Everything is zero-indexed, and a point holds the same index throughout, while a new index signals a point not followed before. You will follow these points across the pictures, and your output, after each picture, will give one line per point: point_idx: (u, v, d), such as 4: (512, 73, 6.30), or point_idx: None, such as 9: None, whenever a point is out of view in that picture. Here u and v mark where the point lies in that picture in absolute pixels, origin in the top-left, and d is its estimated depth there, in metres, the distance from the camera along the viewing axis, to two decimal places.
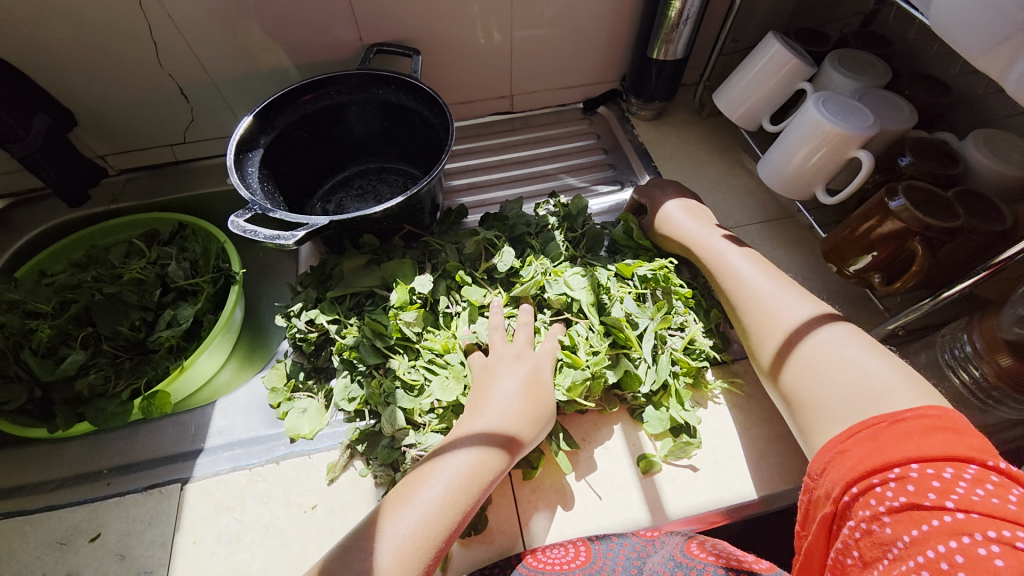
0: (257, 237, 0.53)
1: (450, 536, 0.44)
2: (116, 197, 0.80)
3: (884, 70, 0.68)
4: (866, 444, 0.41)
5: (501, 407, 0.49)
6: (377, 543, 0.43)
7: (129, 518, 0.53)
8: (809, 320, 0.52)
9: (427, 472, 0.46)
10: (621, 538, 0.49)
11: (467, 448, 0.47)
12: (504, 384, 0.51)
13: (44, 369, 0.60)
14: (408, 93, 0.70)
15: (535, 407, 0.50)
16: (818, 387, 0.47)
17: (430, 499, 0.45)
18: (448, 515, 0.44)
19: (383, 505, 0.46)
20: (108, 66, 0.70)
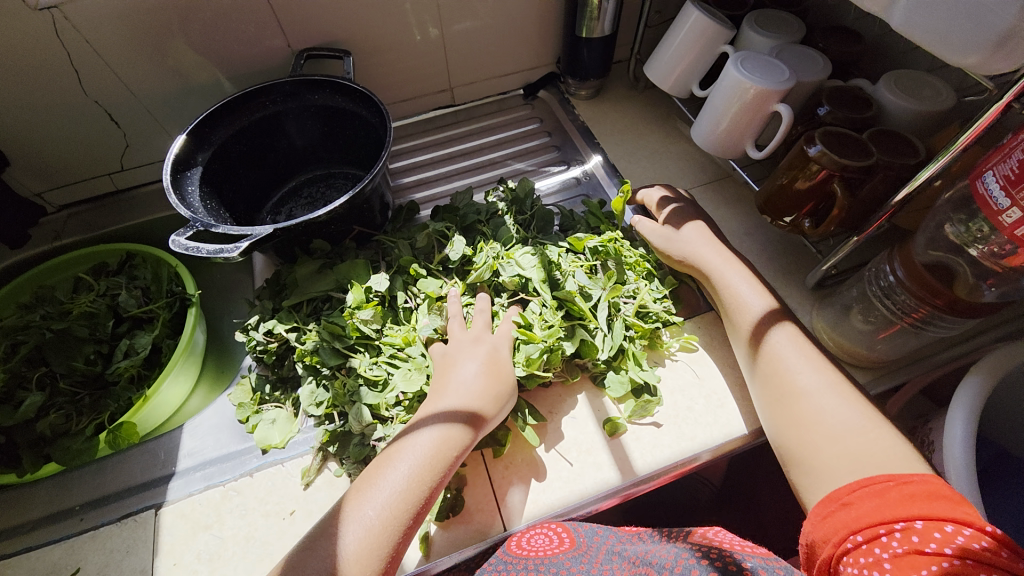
0: (200, 253, 0.53)
1: (417, 518, 0.46)
2: (59, 234, 0.79)
3: (797, 25, 0.71)
4: (871, 497, 0.43)
5: (463, 386, 0.51)
6: (344, 529, 0.45)
7: (106, 550, 0.53)
8: (775, 333, 0.55)
9: (389, 458, 0.48)
10: (606, 530, 0.56)
11: (430, 431, 0.49)
12: (464, 368, 0.53)
13: (3, 414, 0.58)
14: (343, 96, 0.70)
15: (496, 384, 0.52)
16: (812, 434, 0.49)
17: (395, 482, 0.46)
18: (412, 495, 0.46)
19: (350, 492, 0.47)
20: (32, 100, 0.68)
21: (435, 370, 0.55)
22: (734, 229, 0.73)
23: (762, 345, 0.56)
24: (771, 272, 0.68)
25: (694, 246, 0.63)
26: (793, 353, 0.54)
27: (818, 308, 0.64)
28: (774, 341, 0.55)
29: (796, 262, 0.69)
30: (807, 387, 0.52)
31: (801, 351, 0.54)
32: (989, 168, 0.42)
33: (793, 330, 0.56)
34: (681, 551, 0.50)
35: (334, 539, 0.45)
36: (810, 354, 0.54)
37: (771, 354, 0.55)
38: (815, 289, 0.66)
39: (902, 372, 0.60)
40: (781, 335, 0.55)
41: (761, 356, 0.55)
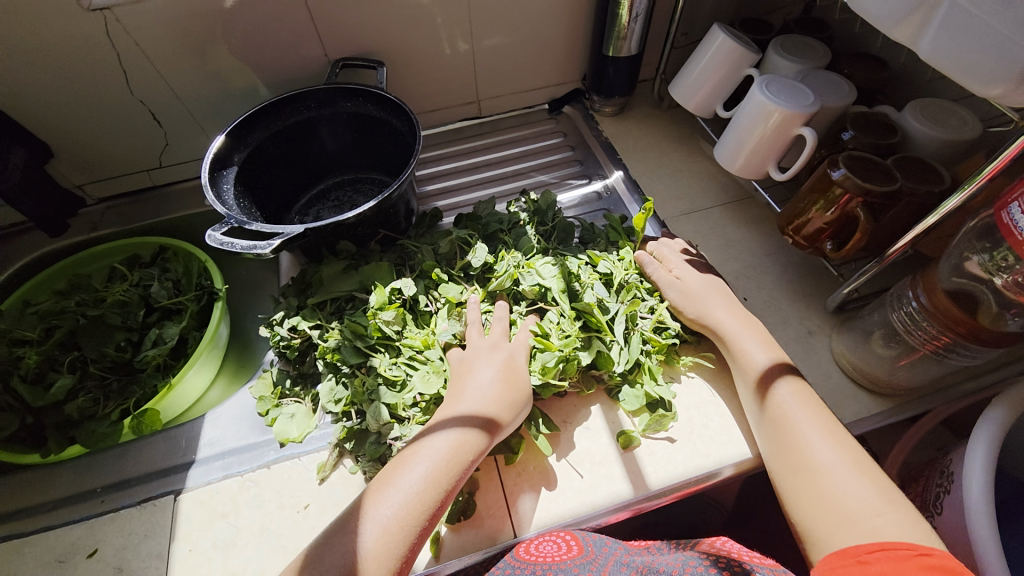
0: (234, 248, 0.55)
1: (432, 521, 0.46)
2: (96, 225, 0.82)
3: (823, 51, 0.72)
4: (889, 560, 0.42)
5: (480, 392, 0.52)
6: (361, 530, 0.45)
7: (125, 532, 0.54)
8: (779, 386, 0.54)
9: (405, 461, 0.49)
10: (614, 541, 0.55)
11: (446, 435, 0.49)
12: (480, 373, 0.54)
13: (35, 395, 0.61)
14: (375, 104, 0.73)
15: (512, 391, 0.53)
16: (821, 495, 0.48)
17: (411, 483, 0.47)
18: (427, 497, 0.47)
19: (366, 492, 0.48)
20: (82, 97, 0.72)
21: (452, 375, 0.56)
22: (753, 248, 0.73)
23: (777, 411, 0.53)
24: (790, 293, 0.68)
25: (707, 304, 0.61)
26: (798, 408, 0.52)
27: (836, 331, 0.64)
28: (789, 409, 0.53)
29: (815, 285, 0.69)
30: (824, 463, 0.49)
31: (814, 417, 0.52)
32: (1014, 199, 0.42)
33: (806, 395, 0.54)
34: (689, 559, 0.48)
35: (350, 537, 0.45)
36: (816, 411, 0.53)
37: (788, 426, 0.52)
38: (834, 312, 0.66)
39: (922, 400, 0.59)
40: (786, 389, 0.54)
41: (774, 424, 0.53)
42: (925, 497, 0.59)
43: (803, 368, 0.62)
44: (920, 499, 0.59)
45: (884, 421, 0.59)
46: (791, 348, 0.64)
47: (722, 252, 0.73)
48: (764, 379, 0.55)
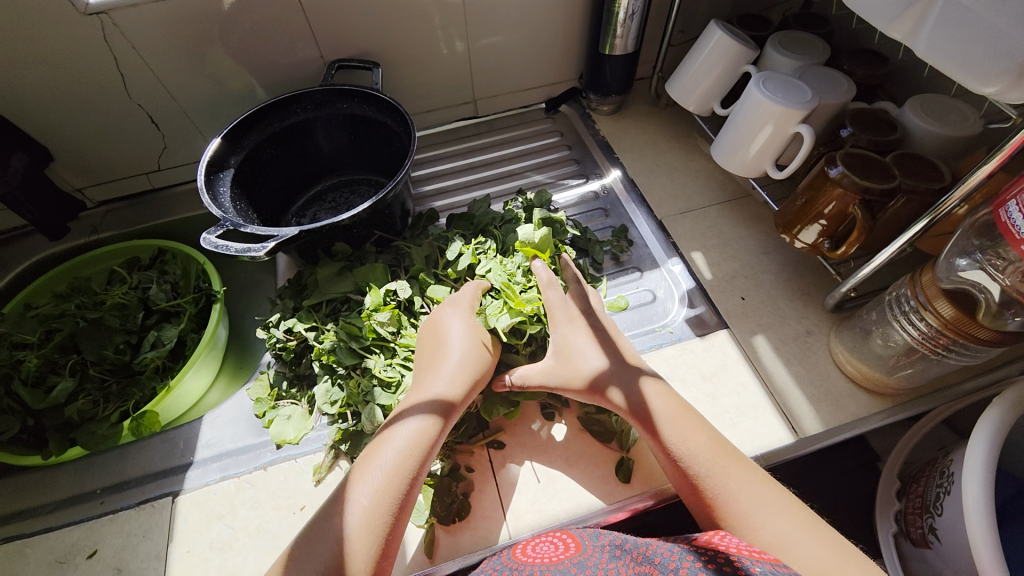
0: (229, 251, 0.55)
1: (406, 501, 0.47)
2: (97, 227, 0.83)
3: (821, 46, 0.71)
4: None
5: (451, 361, 0.53)
6: (324, 543, 0.44)
7: (124, 533, 0.55)
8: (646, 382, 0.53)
9: (378, 448, 0.49)
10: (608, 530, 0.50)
11: (416, 411, 0.50)
12: (450, 348, 0.54)
13: (35, 398, 0.61)
14: (371, 105, 0.73)
15: (479, 360, 0.55)
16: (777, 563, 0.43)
17: (385, 469, 0.47)
18: (399, 477, 0.47)
19: (341, 487, 0.47)
20: (80, 101, 0.72)
21: (419, 350, 0.57)
22: (751, 247, 0.72)
23: (707, 497, 0.47)
24: (789, 292, 0.68)
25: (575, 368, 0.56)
26: (677, 436, 0.50)
27: (835, 330, 0.63)
28: (701, 470, 0.48)
29: (814, 283, 0.68)
30: (774, 537, 0.44)
31: (749, 488, 0.47)
32: (1012, 197, 0.42)
33: (728, 460, 0.49)
34: (686, 553, 0.43)
35: (326, 533, 0.45)
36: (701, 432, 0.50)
37: (725, 507, 0.46)
38: (833, 311, 0.65)
39: (920, 399, 0.59)
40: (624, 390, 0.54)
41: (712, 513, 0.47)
42: (925, 498, 0.58)
43: (802, 368, 0.62)
44: (920, 499, 0.59)
45: (883, 421, 0.59)
46: (789, 348, 0.63)
47: (719, 251, 0.72)
48: (596, 387, 0.55)
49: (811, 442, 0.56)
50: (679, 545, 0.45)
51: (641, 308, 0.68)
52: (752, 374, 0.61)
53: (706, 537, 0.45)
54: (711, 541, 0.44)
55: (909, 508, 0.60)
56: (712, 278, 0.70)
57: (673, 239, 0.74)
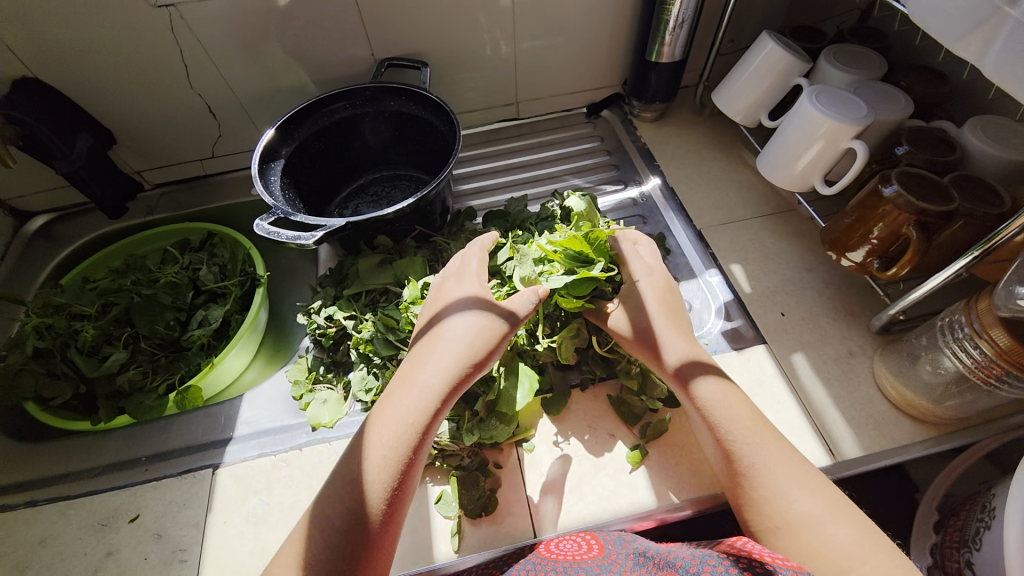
0: (280, 238, 0.57)
1: (418, 451, 0.47)
2: (152, 209, 0.87)
3: (878, 61, 0.69)
4: None
5: (472, 314, 0.52)
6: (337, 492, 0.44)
7: (166, 500, 0.57)
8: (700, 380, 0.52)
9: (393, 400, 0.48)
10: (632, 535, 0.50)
11: (434, 366, 0.49)
12: (469, 304, 0.53)
13: (90, 366, 0.64)
14: (418, 103, 0.74)
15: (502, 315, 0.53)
16: (805, 539, 0.43)
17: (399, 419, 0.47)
18: (412, 426, 0.47)
19: (357, 439, 0.47)
20: (145, 88, 0.76)
21: (430, 309, 0.56)
22: (794, 264, 0.71)
23: (739, 465, 0.48)
24: (831, 311, 0.66)
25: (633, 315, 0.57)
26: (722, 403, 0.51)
27: (879, 353, 0.61)
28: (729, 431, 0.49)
29: (858, 303, 0.66)
30: (805, 514, 0.44)
31: (782, 461, 0.47)
32: None
33: (759, 433, 0.49)
34: (708, 556, 0.42)
35: (342, 481, 0.45)
36: (732, 400, 0.51)
37: (755, 478, 0.47)
38: (879, 334, 0.63)
39: (966, 430, 0.57)
40: (707, 385, 0.52)
41: (744, 485, 0.48)
42: (965, 532, 0.56)
43: (842, 390, 0.60)
44: (959, 533, 0.57)
45: (926, 449, 0.57)
46: (829, 368, 0.62)
47: (760, 264, 0.71)
48: (682, 375, 0.53)
49: (850, 466, 0.55)
50: (701, 549, 0.44)
51: None
52: (790, 392, 0.60)
53: (730, 542, 0.44)
54: (735, 546, 0.43)
55: (947, 542, 0.58)
56: (751, 291, 0.69)
57: (712, 250, 0.73)
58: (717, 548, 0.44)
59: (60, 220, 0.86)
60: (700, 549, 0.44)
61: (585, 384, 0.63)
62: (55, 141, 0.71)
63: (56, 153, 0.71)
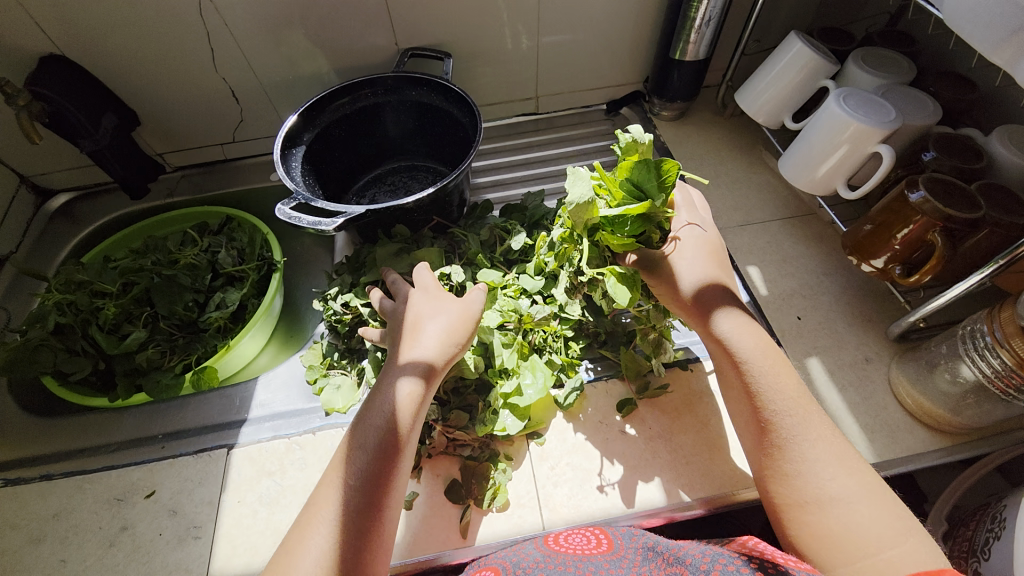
0: (301, 223, 0.58)
1: (396, 473, 0.45)
2: (172, 191, 0.88)
3: (907, 65, 0.68)
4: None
5: (437, 330, 0.50)
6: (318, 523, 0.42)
7: (181, 478, 0.58)
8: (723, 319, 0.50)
9: (364, 426, 0.47)
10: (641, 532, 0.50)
11: (399, 382, 0.48)
12: (433, 320, 0.51)
13: (111, 344, 0.66)
14: (439, 94, 0.74)
15: (467, 328, 0.51)
16: (836, 516, 0.42)
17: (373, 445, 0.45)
18: (385, 448, 0.45)
19: (337, 457, 0.46)
20: (170, 70, 0.77)
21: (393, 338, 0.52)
22: (812, 268, 0.70)
23: (778, 440, 0.46)
24: (848, 316, 0.66)
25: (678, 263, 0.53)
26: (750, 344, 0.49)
27: (896, 360, 0.61)
28: (771, 399, 0.47)
29: (876, 309, 0.66)
30: (839, 493, 0.43)
31: (823, 441, 0.45)
32: None
33: (807, 413, 0.47)
34: (719, 556, 0.42)
35: (338, 476, 0.45)
36: (765, 355, 0.49)
37: (793, 457, 0.45)
38: (896, 341, 0.63)
39: (982, 441, 0.56)
40: (732, 327, 0.50)
41: (779, 459, 0.46)
42: (973, 543, 0.56)
43: (857, 396, 0.60)
44: (967, 543, 0.56)
45: (939, 458, 0.56)
46: (845, 374, 0.61)
47: (778, 267, 0.71)
48: (700, 306, 0.51)
49: None
50: (712, 548, 0.44)
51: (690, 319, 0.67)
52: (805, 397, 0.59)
53: (741, 541, 0.44)
54: (747, 546, 0.43)
55: (954, 552, 0.58)
56: (767, 294, 0.68)
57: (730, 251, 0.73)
58: (728, 547, 0.45)
59: (82, 199, 0.87)
60: (711, 548, 0.44)
61: (597, 379, 0.63)
62: (81, 120, 0.71)
63: (81, 131, 0.72)
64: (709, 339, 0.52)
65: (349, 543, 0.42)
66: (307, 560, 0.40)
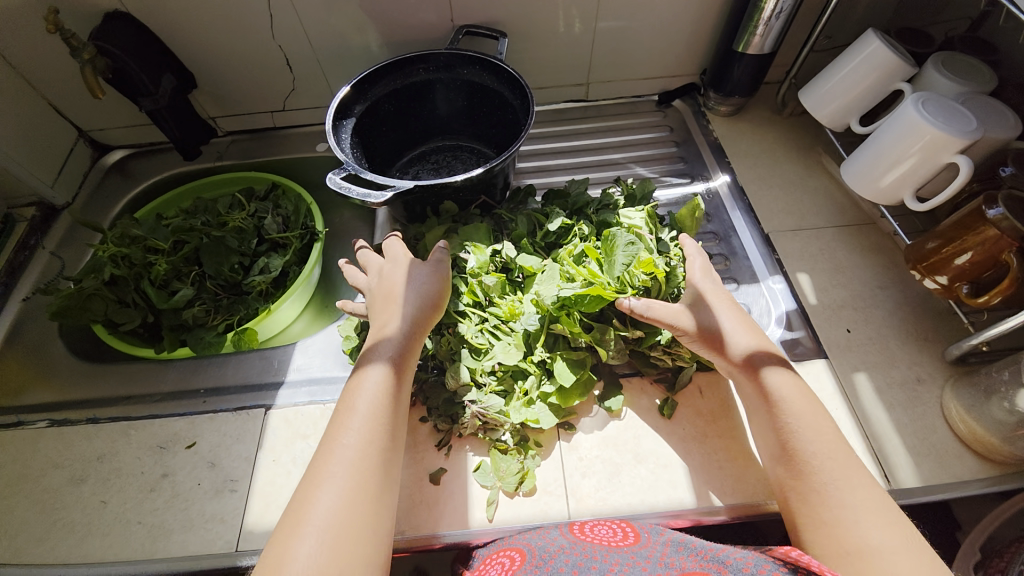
0: (350, 194, 0.58)
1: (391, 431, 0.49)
2: (221, 155, 0.90)
3: (991, 72, 0.64)
4: None
5: (415, 294, 0.56)
6: (324, 485, 0.44)
7: (220, 433, 0.61)
8: (771, 372, 0.51)
9: (357, 392, 0.50)
10: (668, 529, 0.49)
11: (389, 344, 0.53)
12: (410, 286, 0.56)
13: (160, 298, 0.68)
14: (492, 74, 0.74)
15: (439, 290, 0.56)
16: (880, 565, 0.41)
17: (369, 408, 0.49)
18: (378, 408, 0.49)
19: (331, 427, 0.48)
20: (229, 35, 0.78)
21: (376, 306, 0.57)
22: (865, 279, 0.67)
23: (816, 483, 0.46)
24: (902, 333, 0.63)
25: (705, 319, 0.54)
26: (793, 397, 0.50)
27: (951, 383, 0.58)
28: (798, 436, 0.48)
29: (931, 328, 0.63)
30: (879, 542, 0.42)
31: (855, 484, 0.45)
32: None
33: (833, 454, 0.47)
34: (761, 560, 0.42)
35: (337, 441, 0.47)
36: (796, 393, 0.51)
37: (823, 497, 0.45)
38: (950, 363, 0.60)
39: None
40: (774, 376, 0.51)
41: (811, 504, 0.46)
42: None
43: (905, 416, 0.57)
44: None
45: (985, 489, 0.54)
46: (893, 393, 0.59)
47: (829, 276, 0.68)
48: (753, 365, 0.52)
49: (904, 495, 0.53)
50: (754, 552, 0.44)
51: None
52: (846, 411, 0.58)
53: (783, 549, 0.43)
54: (790, 554, 0.42)
55: None
56: (816, 303, 0.66)
57: (779, 256, 0.70)
58: (770, 553, 0.44)
59: (137, 156, 0.90)
60: (752, 552, 0.44)
61: (632, 374, 0.63)
62: (142, 79, 0.73)
63: (142, 90, 0.74)
64: (750, 387, 0.52)
65: (361, 500, 0.44)
66: (318, 516, 0.42)
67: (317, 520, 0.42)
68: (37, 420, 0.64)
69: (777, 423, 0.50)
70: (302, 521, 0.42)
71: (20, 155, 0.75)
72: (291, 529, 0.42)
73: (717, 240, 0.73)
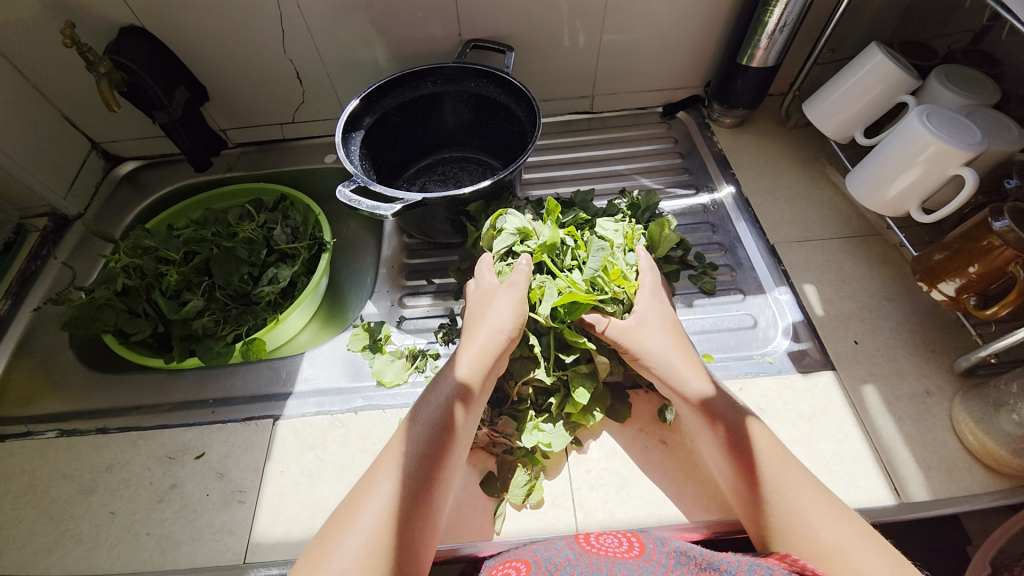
0: (360, 206, 0.59)
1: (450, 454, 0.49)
2: (231, 167, 0.91)
3: (993, 86, 0.64)
4: None
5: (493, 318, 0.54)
6: (376, 490, 0.47)
7: (229, 443, 0.61)
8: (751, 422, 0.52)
9: (425, 407, 0.51)
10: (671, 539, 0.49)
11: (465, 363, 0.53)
12: (495, 306, 0.55)
13: (171, 309, 0.68)
14: (498, 87, 0.75)
15: (516, 318, 0.54)
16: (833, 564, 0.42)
17: (436, 419, 0.50)
18: (441, 428, 0.50)
19: (398, 435, 0.51)
20: (240, 50, 0.80)
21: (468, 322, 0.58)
22: (872, 290, 0.68)
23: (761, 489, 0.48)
24: (909, 345, 0.63)
25: (648, 340, 0.56)
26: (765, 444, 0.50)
27: (960, 395, 0.58)
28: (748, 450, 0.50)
29: (939, 340, 0.63)
30: (835, 542, 0.43)
31: (805, 489, 0.47)
32: None
33: (781, 464, 0.49)
34: (756, 565, 0.43)
35: (398, 450, 0.49)
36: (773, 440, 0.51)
37: (777, 502, 0.47)
38: (959, 375, 0.59)
39: None
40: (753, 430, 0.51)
41: (764, 508, 0.47)
42: None
43: (914, 428, 0.57)
44: None
45: (995, 503, 0.53)
46: (903, 405, 0.58)
47: (836, 287, 0.68)
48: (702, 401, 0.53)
49: (914, 509, 0.52)
50: (749, 557, 0.44)
51: (739, 332, 0.66)
52: (854, 422, 0.58)
53: (781, 554, 0.44)
54: (788, 559, 0.43)
55: None
56: (823, 314, 0.66)
57: (785, 267, 0.70)
58: (767, 558, 0.44)
59: (148, 168, 0.91)
60: (748, 558, 0.44)
61: (638, 386, 0.63)
62: (155, 91, 0.74)
63: (156, 103, 0.75)
64: (700, 413, 0.53)
65: (405, 514, 0.45)
66: (364, 517, 0.45)
67: (365, 520, 0.45)
68: (45, 431, 0.64)
69: (732, 442, 0.51)
70: (350, 521, 0.45)
71: (34, 167, 0.77)
72: (339, 527, 0.45)
73: (722, 251, 0.74)
